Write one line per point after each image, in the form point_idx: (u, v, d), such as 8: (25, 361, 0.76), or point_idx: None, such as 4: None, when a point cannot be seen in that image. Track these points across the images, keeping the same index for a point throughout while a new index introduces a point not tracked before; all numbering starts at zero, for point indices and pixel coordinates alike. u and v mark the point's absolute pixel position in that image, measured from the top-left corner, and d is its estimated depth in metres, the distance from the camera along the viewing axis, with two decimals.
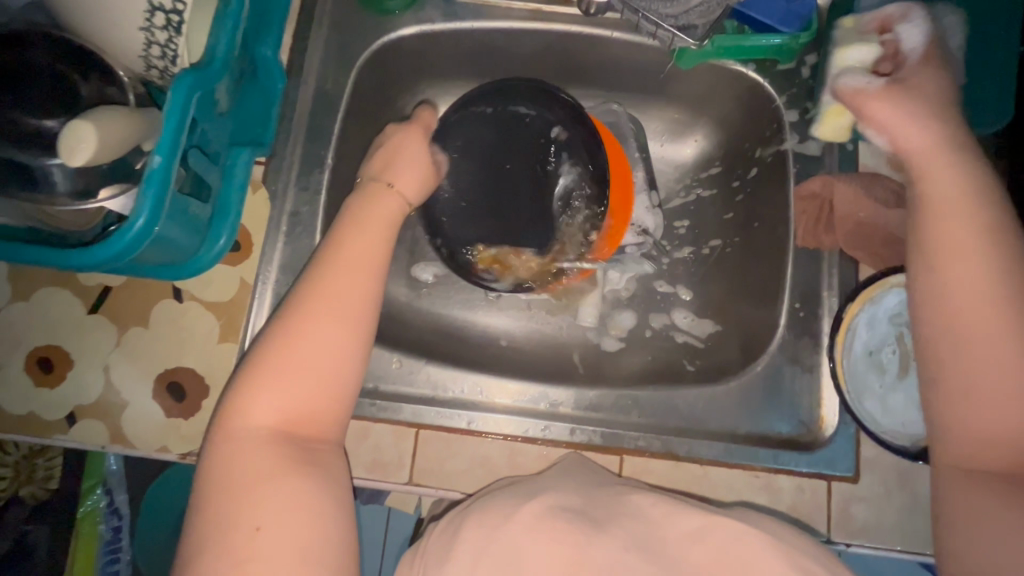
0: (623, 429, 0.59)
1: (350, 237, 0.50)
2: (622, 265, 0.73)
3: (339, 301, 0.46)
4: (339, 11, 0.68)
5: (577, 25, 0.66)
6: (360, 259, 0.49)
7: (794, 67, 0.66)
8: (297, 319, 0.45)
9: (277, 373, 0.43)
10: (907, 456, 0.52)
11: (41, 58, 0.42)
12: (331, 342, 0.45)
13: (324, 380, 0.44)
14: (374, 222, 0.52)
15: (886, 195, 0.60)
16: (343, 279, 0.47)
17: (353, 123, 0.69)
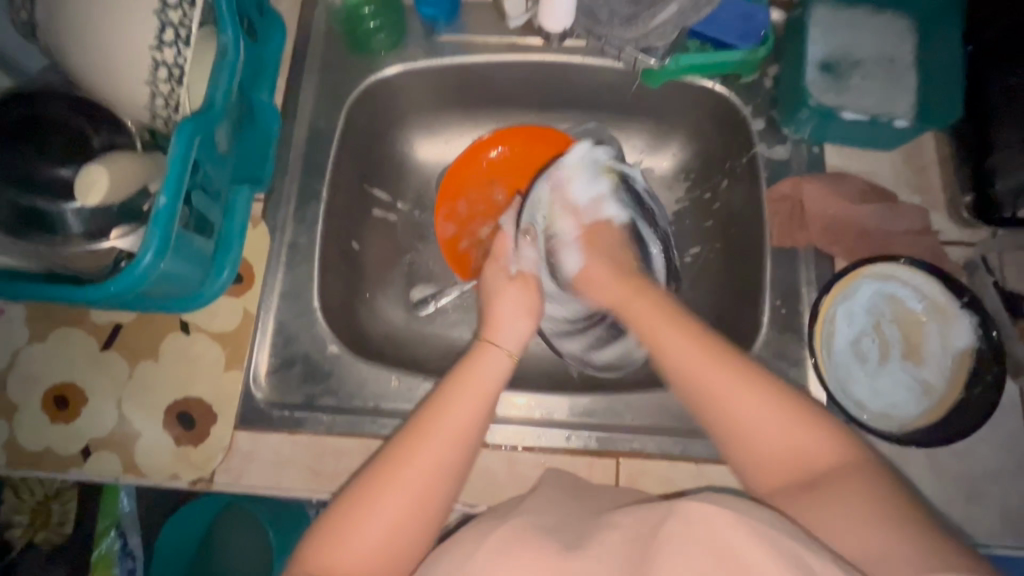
0: (617, 432, 0.60)
1: (456, 401, 0.52)
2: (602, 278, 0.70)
3: (426, 476, 0.48)
4: (328, 56, 0.73)
5: (550, 56, 0.71)
6: (461, 425, 0.50)
7: (757, 78, 0.70)
8: (383, 478, 0.47)
9: (361, 520, 0.46)
10: (894, 442, 0.54)
11: (60, 115, 0.48)
12: (416, 497, 0.47)
13: (392, 530, 0.46)
14: (478, 381, 0.54)
15: (852, 192, 0.64)
16: (437, 441, 0.49)
17: (346, 158, 0.73)
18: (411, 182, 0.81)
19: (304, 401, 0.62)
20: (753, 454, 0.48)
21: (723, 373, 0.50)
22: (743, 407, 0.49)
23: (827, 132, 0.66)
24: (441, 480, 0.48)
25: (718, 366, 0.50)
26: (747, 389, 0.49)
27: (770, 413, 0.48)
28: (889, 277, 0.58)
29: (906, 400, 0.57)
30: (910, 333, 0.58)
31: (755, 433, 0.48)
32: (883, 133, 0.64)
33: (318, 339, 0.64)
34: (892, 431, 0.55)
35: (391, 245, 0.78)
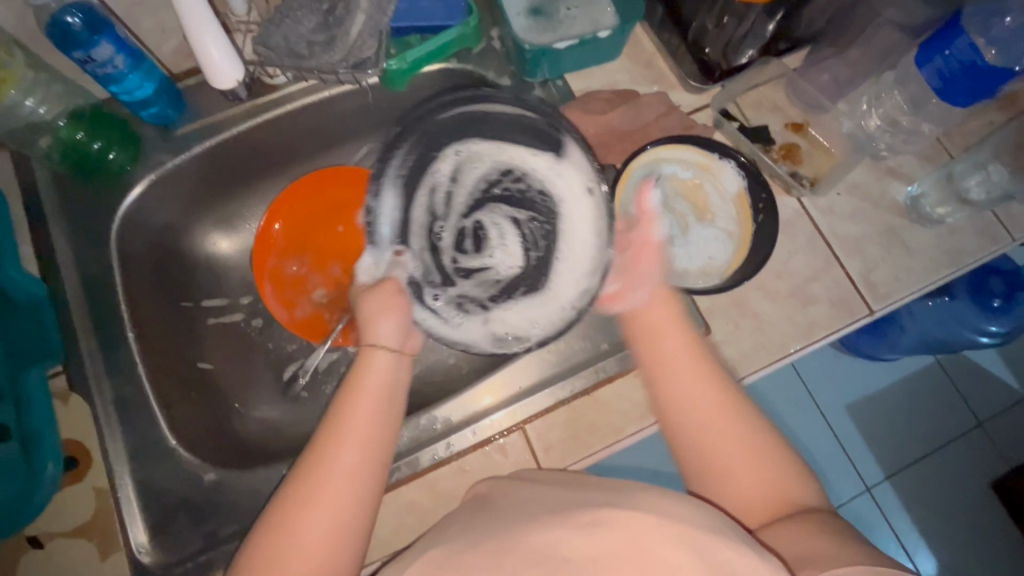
0: (513, 405, 0.62)
1: (352, 409, 0.50)
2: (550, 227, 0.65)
3: (342, 486, 0.46)
4: (66, 199, 0.67)
5: (294, 102, 0.71)
6: (364, 429, 0.49)
7: (486, 45, 0.74)
8: (297, 499, 0.45)
9: (287, 557, 0.43)
10: (720, 291, 0.60)
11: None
12: (344, 507, 0.45)
13: (328, 555, 0.44)
14: (372, 386, 0.52)
15: (603, 105, 0.70)
16: (352, 448, 0.47)
17: (139, 288, 0.68)
18: (228, 275, 0.78)
19: (204, 542, 0.57)
20: (708, 458, 0.48)
21: (706, 378, 0.50)
22: (735, 435, 0.48)
23: (561, 65, 0.72)
24: (368, 481, 0.47)
25: (724, 406, 0.49)
26: (740, 427, 0.48)
27: (758, 465, 0.47)
28: (653, 162, 0.65)
29: (716, 253, 0.64)
30: (694, 198, 0.65)
31: (726, 467, 0.47)
32: (603, 46, 0.70)
33: (191, 475, 0.60)
34: (715, 284, 0.62)
35: (238, 345, 0.75)
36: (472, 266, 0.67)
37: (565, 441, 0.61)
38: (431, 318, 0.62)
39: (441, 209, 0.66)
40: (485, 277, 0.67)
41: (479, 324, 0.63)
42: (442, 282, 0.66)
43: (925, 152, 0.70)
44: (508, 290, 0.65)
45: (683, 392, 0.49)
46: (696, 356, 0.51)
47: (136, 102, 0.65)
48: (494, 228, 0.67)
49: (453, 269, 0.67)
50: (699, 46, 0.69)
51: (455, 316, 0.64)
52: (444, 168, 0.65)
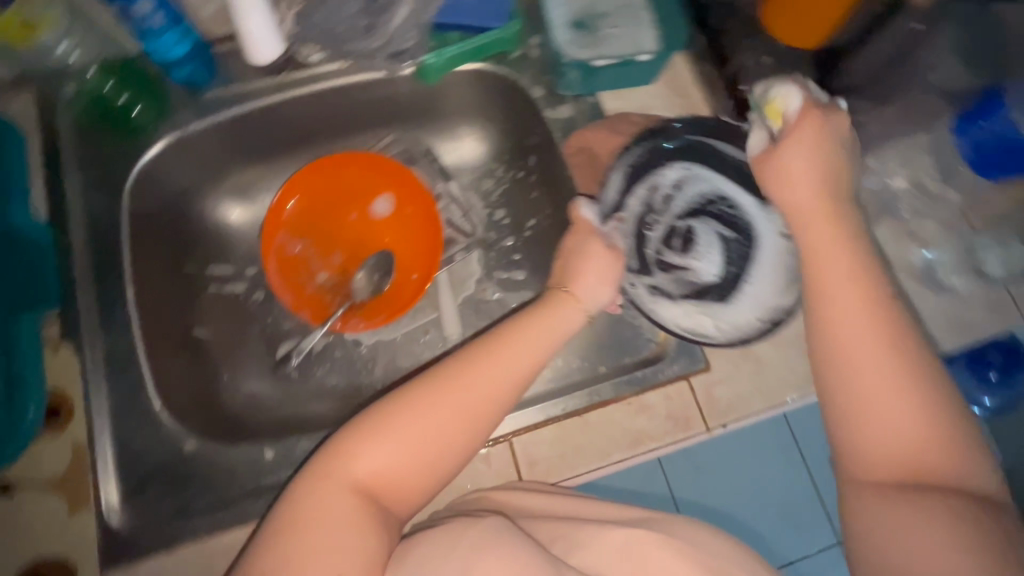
0: (502, 415, 0.61)
1: (531, 329, 0.53)
2: (711, 249, 0.60)
3: (485, 393, 0.49)
4: (84, 148, 0.66)
5: (325, 82, 0.70)
6: (524, 363, 0.52)
7: (523, 53, 0.73)
8: (450, 383, 0.49)
9: (411, 424, 0.46)
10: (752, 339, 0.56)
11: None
12: (459, 423, 0.48)
13: (438, 449, 0.47)
14: (555, 325, 0.54)
15: (634, 128, 0.70)
16: (498, 366, 0.50)
17: (145, 247, 0.68)
18: (235, 244, 0.77)
19: (175, 512, 0.57)
20: (862, 402, 0.44)
21: (863, 305, 0.45)
22: (886, 366, 0.44)
23: (596, 82, 0.71)
24: (495, 408, 0.49)
25: (879, 344, 0.44)
26: (898, 387, 0.43)
27: (908, 417, 0.43)
28: (693, 174, 0.62)
29: (776, 288, 0.57)
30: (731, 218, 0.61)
31: (872, 407, 0.44)
32: (640, 69, 0.70)
33: (171, 442, 0.59)
34: (753, 331, 0.56)
35: (236, 316, 0.75)
36: (665, 266, 0.59)
37: (550, 459, 0.60)
38: (666, 297, 0.57)
39: (659, 205, 0.62)
40: (685, 276, 0.58)
41: (681, 306, 0.56)
42: (659, 266, 0.58)
43: (948, 220, 0.69)
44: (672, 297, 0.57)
45: (835, 302, 0.46)
46: (849, 281, 0.46)
47: (167, 62, 0.65)
48: (673, 249, 0.60)
49: (670, 264, 0.59)
50: (735, 83, 0.70)
51: (670, 308, 0.57)
52: (671, 174, 0.62)
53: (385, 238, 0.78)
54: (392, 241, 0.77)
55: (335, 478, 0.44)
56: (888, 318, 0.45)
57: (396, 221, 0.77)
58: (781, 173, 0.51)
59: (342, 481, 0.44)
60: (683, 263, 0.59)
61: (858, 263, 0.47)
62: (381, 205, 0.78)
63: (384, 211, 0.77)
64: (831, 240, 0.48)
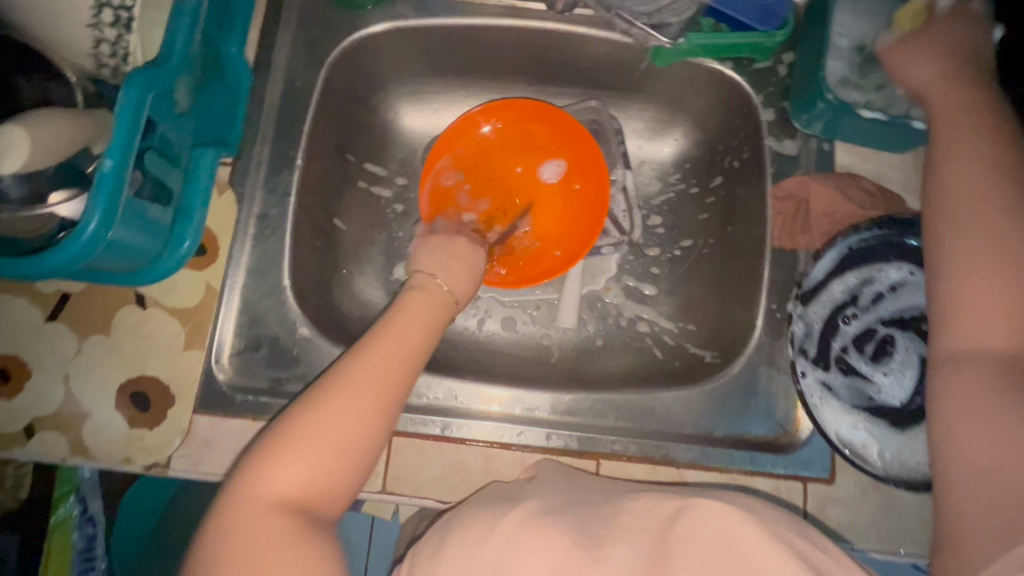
0: (599, 433, 0.58)
1: (396, 329, 0.49)
2: (905, 371, 0.52)
3: (357, 402, 0.43)
4: (308, 8, 0.66)
5: (553, 23, 0.65)
6: (397, 357, 0.48)
7: (770, 66, 0.65)
8: (332, 394, 0.43)
9: (317, 439, 0.41)
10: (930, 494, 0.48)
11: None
12: (355, 425, 0.43)
13: (335, 463, 0.42)
14: (416, 318, 0.52)
15: (862, 196, 0.61)
16: (378, 367, 0.46)
17: (324, 122, 0.67)
18: (397, 150, 0.76)
19: (270, 386, 0.58)
20: (955, 310, 0.44)
21: (969, 187, 0.47)
22: (976, 289, 0.43)
23: (838, 129, 0.62)
24: (383, 417, 0.44)
25: (1010, 270, 0.43)
26: (1006, 270, 0.43)
27: (1004, 317, 0.42)
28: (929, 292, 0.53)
29: None
30: None
31: (968, 304, 0.44)
32: (897, 135, 0.60)
33: (288, 320, 0.60)
34: (919, 476, 0.49)
35: (372, 221, 0.74)
36: (845, 367, 0.52)
37: None
38: (830, 401, 0.51)
39: (865, 301, 0.53)
40: (863, 389, 0.51)
41: (848, 429, 0.50)
42: (844, 365, 0.52)
43: None
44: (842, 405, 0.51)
45: (965, 258, 0.45)
46: (994, 212, 0.45)
47: None
48: (863, 349, 0.52)
49: (855, 367, 0.52)
50: None
51: (831, 415, 0.51)
52: (895, 273, 0.53)
53: (543, 206, 0.74)
54: (548, 210, 0.74)
55: (253, 497, 0.39)
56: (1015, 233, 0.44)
57: (559, 191, 0.74)
58: (937, 198, 0.49)
59: (264, 499, 0.39)
60: (864, 373, 0.52)
61: (989, 156, 0.48)
62: (552, 170, 0.74)
63: (551, 176, 0.74)
64: (974, 164, 0.48)
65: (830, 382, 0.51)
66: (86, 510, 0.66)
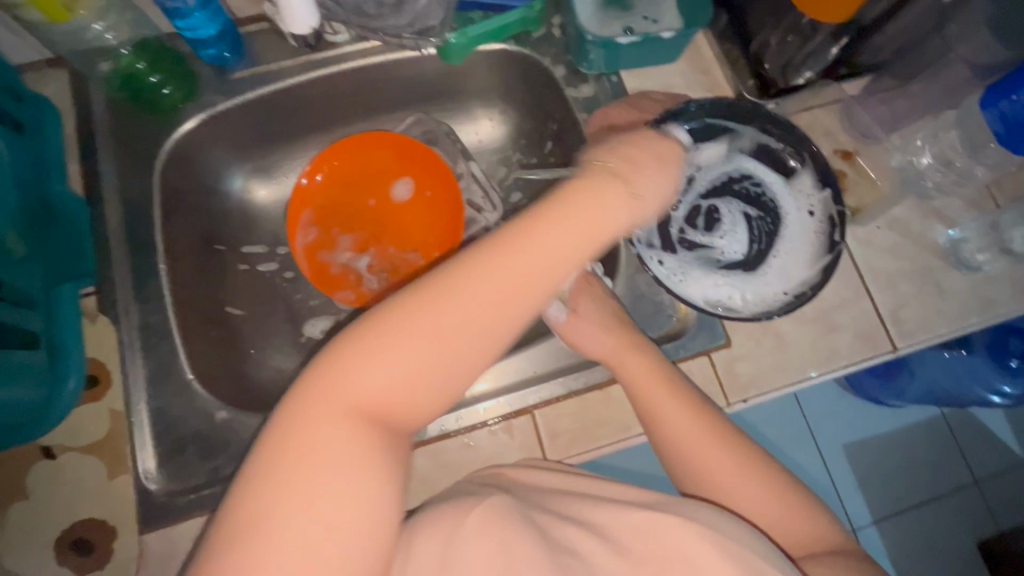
0: (525, 388, 0.62)
1: (551, 208, 0.44)
2: (733, 227, 0.60)
3: (460, 312, 0.39)
4: (118, 126, 0.68)
5: (348, 62, 0.71)
6: (551, 247, 0.42)
7: (545, 31, 0.74)
8: (438, 296, 0.39)
9: (336, 394, 0.36)
10: (788, 311, 0.55)
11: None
12: (425, 352, 0.38)
13: (368, 413, 0.37)
14: (584, 195, 0.45)
15: (657, 105, 0.70)
16: (511, 252, 0.41)
17: (177, 223, 0.69)
18: (262, 224, 0.80)
19: (210, 477, 0.59)
20: (724, 494, 0.52)
21: (667, 394, 0.55)
22: (740, 479, 0.52)
23: (620, 61, 0.71)
24: (466, 352, 0.39)
25: (710, 438, 0.53)
26: (700, 424, 0.54)
27: (721, 455, 0.53)
28: (725, 156, 0.61)
29: (807, 262, 0.57)
30: (770, 195, 0.60)
31: (727, 490, 0.52)
32: (664, 48, 0.70)
33: (204, 412, 0.61)
34: (781, 304, 0.56)
35: (263, 294, 0.77)
36: (689, 244, 0.59)
37: (571, 431, 0.61)
38: (686, 275, 0.58)
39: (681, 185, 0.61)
40: (708, 256, 0.59)
41: (710, 291, 0.57)
42: (686, 243, 0.59)
43: (972, 198, 0.69)
44: (698, 271, 0.58)
45: (669, 423, 0.54)
46: (664, 388, 0.55)
47: (198, 42, 0.66)
48: (698, 223, 0.60)
49: (695, 240, 0.59)
50: (758, 61, 0.69)
51: (693, 284, 0.57)
52: (696, 154, 0.61)
53: (410, 222, 0.78)
54: (417, 223, 0.78)
55: (255, 477, 0.34)
56: (698, 423, 0.54)
57: (418, 203, 0.78)
58: (649, 409, 0.55)
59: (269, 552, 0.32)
60: (705, 243, 0.60)
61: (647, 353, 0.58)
62: (403, 187, 0.78)
63: (405, 193, 0.78)
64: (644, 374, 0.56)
65: (680, 260, 0.59)
66: None
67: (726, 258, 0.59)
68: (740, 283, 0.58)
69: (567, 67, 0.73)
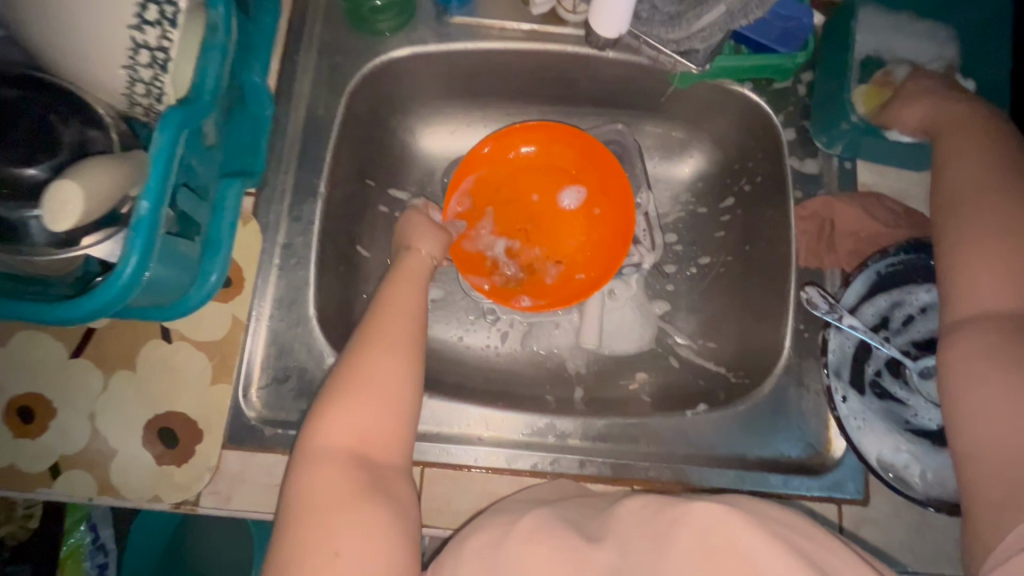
0: (632, 458, 0.58)
1: (392, 311, 0.51)
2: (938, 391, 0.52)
3: (384, 372, 0.46)
4: (328, 36, 0.66)
5: (569, 48, 0.65)
6: (398, 329, 0.50)
7: (789, 85, 0.66)
8: (373, 346, 0.48)
9: (361, 399, 0.44)
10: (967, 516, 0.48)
11: (38, 106, 0.41)
12: (384, 403, 0.45)
13: (393, 423, 0.45)
14: (412, 274, 0.57)
15: (885, 214, 0.61)
16: (395, 329, 0.50)
17: (344, 149, 0.66)
18: (415, 170, 0.75)
19: (299, 418, 0.57)
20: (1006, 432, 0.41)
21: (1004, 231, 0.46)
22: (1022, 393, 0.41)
23: (860, 148, 0.63)
24: (405, 402, 0.46)
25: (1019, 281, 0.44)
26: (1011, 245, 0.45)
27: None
28: None
29: None
30: None
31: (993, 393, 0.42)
32: (919, 154, 0.61)
33: (314, 351, 0.59)
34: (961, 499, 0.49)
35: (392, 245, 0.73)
36: (881, 391, 0.52)
37: None
38: (866, 424, 0.51)
39: (897, 323, 0.53)
40: (897, 413, 0.52)
41: (887, 452, 0.51)
42: (879, 389, 0.52)
43: None
44: (881, 425, 0.51)
45: (972, 274, 0.47)
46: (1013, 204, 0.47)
47: None
48: (899, 373, 0.53)
49: (889, 390, 0.52)
50: None
51: (868, 438, 0.51)
52: (925, 296, 0.53)
53: (566, 230, 0.73)
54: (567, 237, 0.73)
55: (316, 448, 0.43)
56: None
57: (579, 218, 0.73)
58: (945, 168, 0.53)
59: (328, 450, 0.43)
60: (900, 398, 0.52)
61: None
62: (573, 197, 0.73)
63: (570, 202, 0.73)
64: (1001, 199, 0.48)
65: (865, 405, 0.52)
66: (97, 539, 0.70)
67: (918, 423, 0.51)
68: (923, 458, 0.50)
69: (799, 134, 0.65)
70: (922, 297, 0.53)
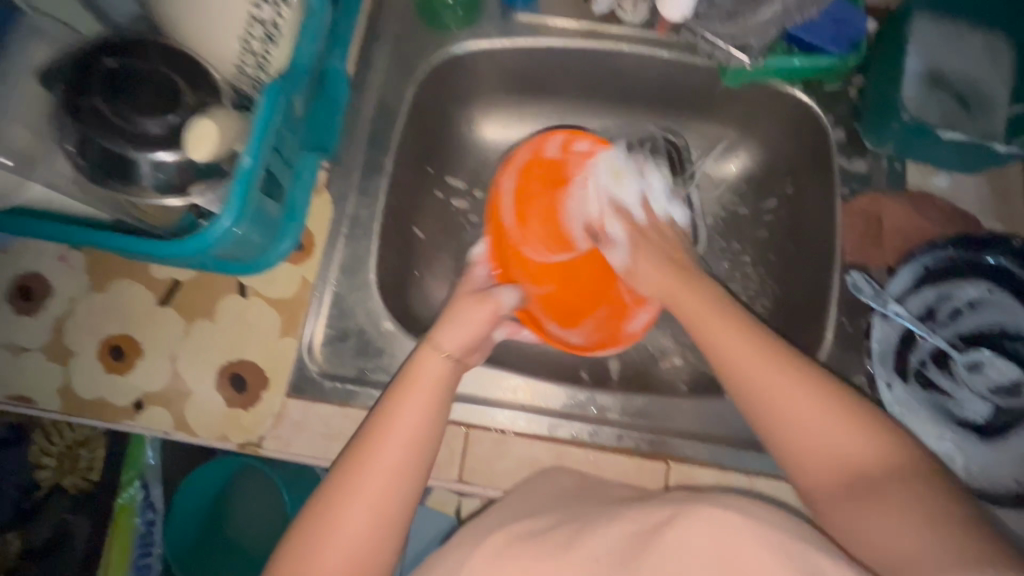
0: (669, 437, 0.59)
1: (379, 444, 0.47)
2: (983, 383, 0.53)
3: (354, 520, 0.44)
4: (402, 29, 0.71)
5: (626, 48, 0.69)
6: (375, 482, 0.45)
7: (841, 88, 0.67)
8: (346, 490, 0.45)
9: (325, 543, 0.44)
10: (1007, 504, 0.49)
11: (159, 64, 0.45)
12: (358, 541, 0.44)
13: (353, 566, 0.44)
14: (418, 390, 0.50)
15: (936, 213, 0.61)
16: (374, 467, 0.46)
17: (410, 134, 0.71)
18: (470, 158, 0.80)
19: (356, 375, 0.62)
20: (795, 432, 0.46)
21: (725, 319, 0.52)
22: (809, 416, 0.46)
23: (910, 149, 0.64)
24: (375, 547, 0.45)
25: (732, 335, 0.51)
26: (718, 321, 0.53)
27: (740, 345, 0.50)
28: (1008, 305, 0.54)
29: None
30: None
31: (797, 425, 0.46)
32: (972, 156, 0.61)
33: (373, 315, 0.64)
34: (1003, 489, 0.50)
35: (446, 227, 0.77)
36: (921, 379, 0.54)
37: None
38: (904, 409, 0.53)
39: (943, 316, 0.55)
40: (938, 402, 0.54)
41: (925, 436, 0.52)
42: (921, 378, 0.54)
43: None
44: (923, 411, 0.53)
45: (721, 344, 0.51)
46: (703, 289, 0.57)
47: None
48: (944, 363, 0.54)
49: (930, 379, 0.54)
50: None
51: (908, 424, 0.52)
52: (973, 291, 0.54)
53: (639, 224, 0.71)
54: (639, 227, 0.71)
55: None
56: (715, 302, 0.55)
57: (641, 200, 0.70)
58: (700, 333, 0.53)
59: None
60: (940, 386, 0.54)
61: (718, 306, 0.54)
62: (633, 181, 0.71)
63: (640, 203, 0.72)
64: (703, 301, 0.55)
65: (904, 391, 0.54)
66: (149, 495, 0.81)
67: (957, 412, 0.53)
68: (962, 446, 0.52)
69: (848, 135, 0.67)
70: (970, 292, 0.55)
